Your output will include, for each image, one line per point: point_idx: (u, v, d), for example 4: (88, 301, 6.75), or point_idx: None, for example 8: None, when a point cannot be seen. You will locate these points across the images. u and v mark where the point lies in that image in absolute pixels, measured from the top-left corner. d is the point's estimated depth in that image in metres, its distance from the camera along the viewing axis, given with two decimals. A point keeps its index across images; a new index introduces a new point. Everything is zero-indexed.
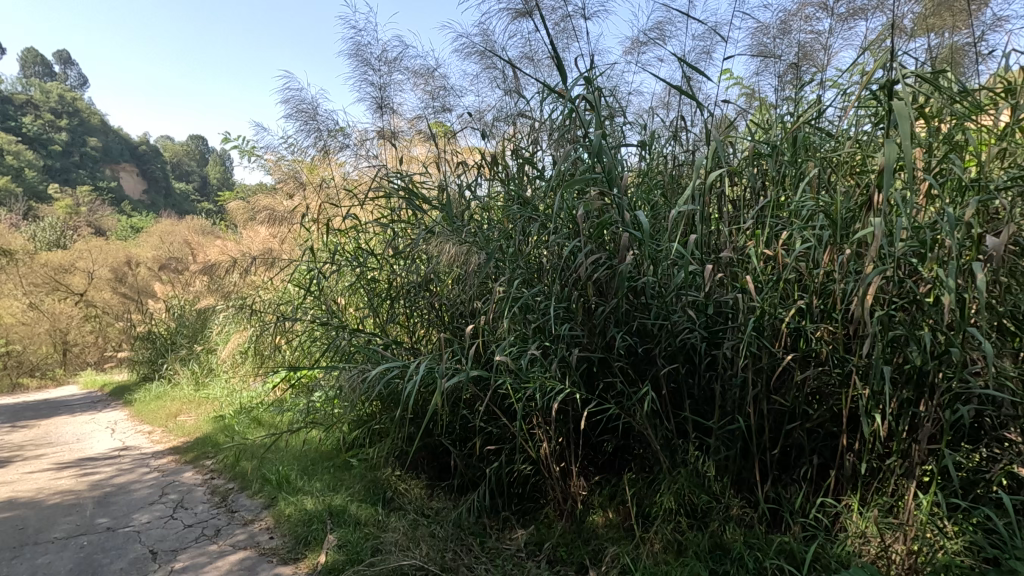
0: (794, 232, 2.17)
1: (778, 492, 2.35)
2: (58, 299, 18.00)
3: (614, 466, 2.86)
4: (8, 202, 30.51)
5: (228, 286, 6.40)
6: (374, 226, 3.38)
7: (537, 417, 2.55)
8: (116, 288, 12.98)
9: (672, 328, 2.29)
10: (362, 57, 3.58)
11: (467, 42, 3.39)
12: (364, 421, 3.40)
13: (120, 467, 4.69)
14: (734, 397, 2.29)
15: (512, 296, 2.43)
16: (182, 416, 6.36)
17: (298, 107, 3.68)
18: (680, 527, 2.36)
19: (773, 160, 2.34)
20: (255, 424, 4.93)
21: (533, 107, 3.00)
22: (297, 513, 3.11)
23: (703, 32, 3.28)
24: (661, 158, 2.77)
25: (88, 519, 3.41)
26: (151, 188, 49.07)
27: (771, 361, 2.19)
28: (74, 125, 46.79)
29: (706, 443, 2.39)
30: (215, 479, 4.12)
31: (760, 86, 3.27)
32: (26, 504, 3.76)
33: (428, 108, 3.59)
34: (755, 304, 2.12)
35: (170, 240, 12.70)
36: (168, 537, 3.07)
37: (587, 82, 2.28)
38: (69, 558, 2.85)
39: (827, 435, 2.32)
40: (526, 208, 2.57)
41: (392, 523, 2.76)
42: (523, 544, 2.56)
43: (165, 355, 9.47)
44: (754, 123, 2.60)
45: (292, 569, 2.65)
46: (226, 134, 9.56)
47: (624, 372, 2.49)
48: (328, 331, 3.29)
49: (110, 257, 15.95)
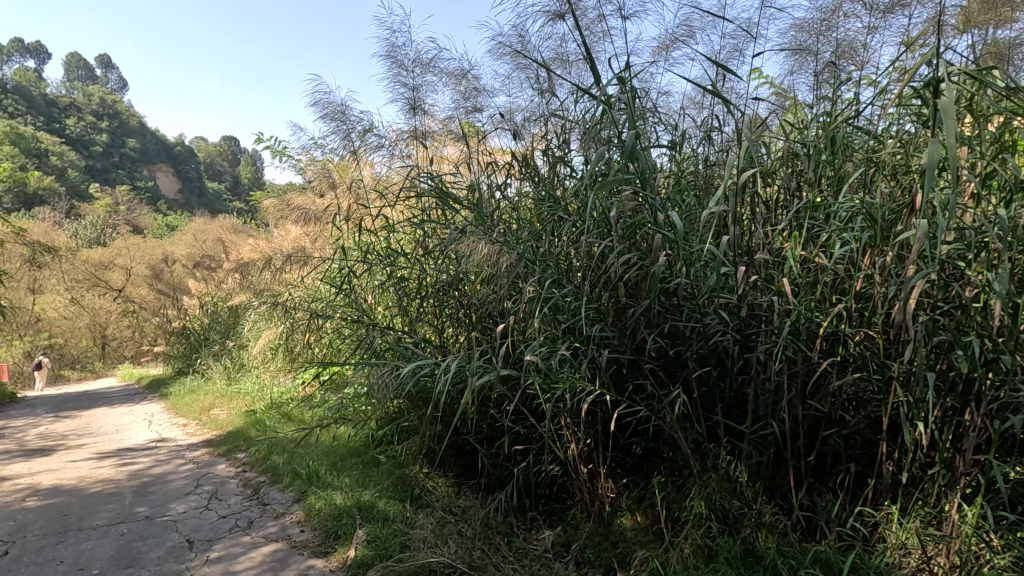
0: (833, 234, 2.12)
1: (814, 499, 2.29)
2: (98, 295, 18.71)
3: (643, 468, 2.84)
4: (53, 202, 31.87)
5: (261, 283, 6.56)
6: (405, 226, 3.42)
7: (566, 418, 2.54)
8: (153, 284, 13.39)
9: (705, 331, 2.26)
10: (397, 58, 3.61)
11: (500, 42, 3.39)
12: (393, 418, 3.45)
13: (157, 458, 4.85)
14: (767, 401, 2.24)
15: (543, 296, 2.44)
16: (215, 410, 6.54)
17: (332, 108, 3.75)
18: (711, 533, 2.33)
19: (811, 160, 2.29)
20: (285, 419, 5.03)
21: (565, 108, 3.00)
22: (327, 507, 3.17)
23: (736, 30, 3.23)
24: (693, 158, 2.74)
25: (128, 507, 3.53)
26: (186, 187, 50.50)
27: (808, 366, 2.14)
28: (113, 126, 48.52)
29: (739, 448, 2.36)
30: (247, 472, 4.21)
31: (795, 85, 3.21)
32: (69, 491, 3.91)
33: (459, 110, 3.61)
34: (792, 307, 2.08)
35: (204, 238, 13.05)
36: (203, 528, 3.16)
37: (622, 82, 2.26)
38: (110, 544, 2.95)
39: (865, 443, 2.26)
40: (557, 208, 2.58)
41: (420, 520, 2.80)
42: (550, 545, 2.56)
43: (198, 350, 9.76)
44: (790, 122, 2.55)
45: (323, 563, 2.70)
46: (260, 135, 9.80)
47: (655, 374, 2.47)
48: (359, 329, 3.35)
49: (147, 255, 16.50)
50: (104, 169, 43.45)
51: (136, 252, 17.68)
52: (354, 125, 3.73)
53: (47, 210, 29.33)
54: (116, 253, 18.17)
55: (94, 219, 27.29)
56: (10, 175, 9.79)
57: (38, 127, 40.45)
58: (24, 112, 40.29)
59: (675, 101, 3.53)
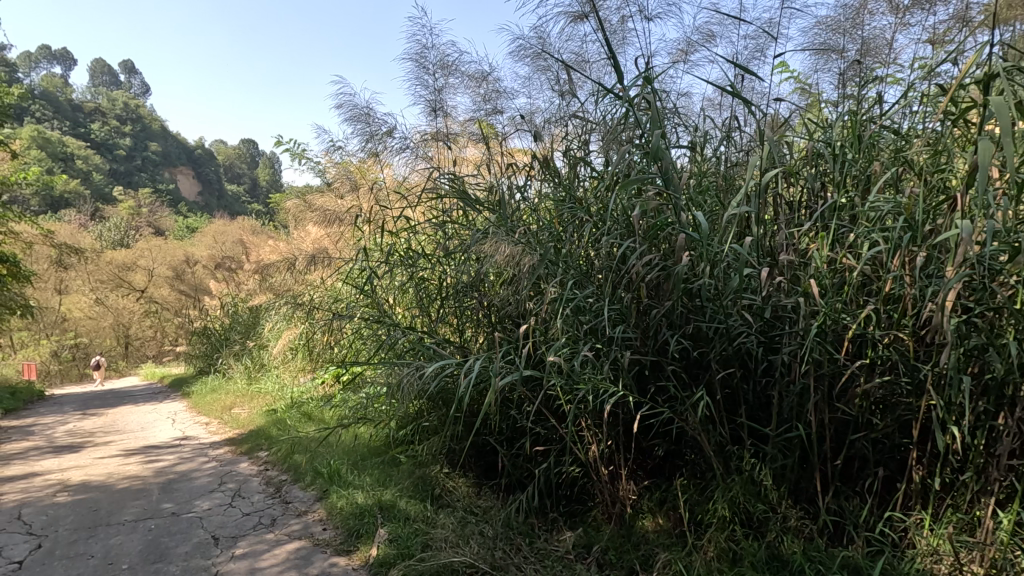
0: (861, 235, 2.09)
1: (841, 504, 2.26)
2: (122, 296, 19.09)
3: (664, 471, 2.82)
4: (78, 204, 32.62)
5: (281, 284, 6.65)
6: (425, 227, 3.44)
7: (587, 419, 2.53)
8: (175, 285, 13.63)
9: (728, 332, 2.24)
10: (419, 61, 3.64)
11: (521, 44, 3.40)
12: (413, 419, 3.47)
13: (181, 455, 4.94)
14: (792, 403, 2.22)
15: (565, 297, 2.43)
16: (237, 409, 6.64)
17: (354, 110, 3.79)
18: (735, 536, 2.31)
19: (837, 159, 2.26)
20: (305, 418, 5.09)
21: (586, 109, 3.00)
22: (348, 506, 3.19)
23: (758, 29, 3.21)
24: (715, 159, 2.72)
25: (155, 503, 3.60)
26: (207, 190, 51.36)
27: (834, 368, 2.11)
28: (136, 130, 49.55)
29: (763, 451, 2.33)
30: (269, 470, 4.27)
31: (818, 83, 3.17)
32: (98, 488, 4.00)
33: (480, 112, 3.63)
34: (819, 308, 2.05)
35: (224, 240, 13.23)
36: (228, 525, 3.21)
37: (646, 82, 2.25)
38: (138, 540, 3.01)
39: (893, 447, 2.23)
40: (579, 208, 2.58)
41: (441, 520, 2.81)
42: (572, 546, 2.55)
43: (219, 350, 9.92)
44: (815, 122, 2.52)
45: (346, 561, 2.73)
46: (279, 138, 9.91)
47: (677, 376, 2.45)
48: (381, 329, 3.38)
49: (168, 256, 16.79)
50: (127, 172, 44.34)
51: (157, 253, 17.95)
52: (375, 127, 3.77)
53: (72, 212, 30.06)
54: (138, 253, 18.44)
55: (118, 221, 27.91)
56: (38, 179, 10.01)
57: (65, 131, 41.48)
58: (52, 117, 41.37)
59: (694, 102, 3.51)
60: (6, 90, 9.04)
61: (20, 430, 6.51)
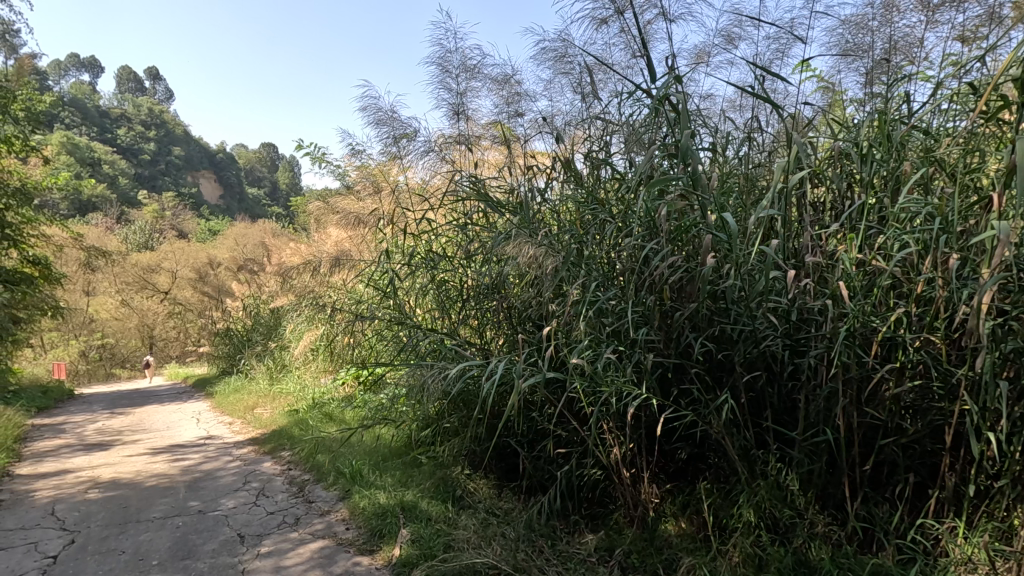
0: (892, 236, 2.05)
1: (870, 510, 2.23)
2: (146, 298, 19.53)
3: (687, 474, 2.81)
4: (104, 208, 33.47)
5: (303, 286, 6.75)
6: (447, 229, 3.47)
7: (611, 422, 2.52)
8: (199, 287, 13.88)
9: (754, 335, 2.21)
10: (442, 65, 3.67)
11: (543, 47, 3.41)
12: (434, 420, 3.50)
13: (207, 454, 5.03)
14: (819, 407, 2.18)
15: (588, 299, 2.43)
16: (260, 409, 6.74)
17: (378, 114, 3.83)
18: (761, 542, 2.28)
19: (865, 159, 2.22)
20: (326, 418, 5.15)
21: (609, 111, 3.00)
22: (371, 506, 3.22)
23: (781, 30, 3.18)
24: (737, 160, 2.71)
25: (182, 501, 3.67)
26: (228, 193, 52.27)
27: (864, 372, 2.07)
28: (160, 136, 50.72)
29: (789, 455, 2.30)
30: (292, 470, 4.33)
31: (842, 83, 3.12)
32: (127, 485, 4.10)
33: (501, 115, 3.64)
34: (848, 311, 2.01)
35: (246, 242, 13.45)
36: (253, 523, 3.26)
37: (671, 82, 2.24)
38: (167, 537, 3.07)
39: (924, 453, 2.19)
40: (602, 211, 2.58)
41: (463, 521, 2.83)
42: (594, 549, 2.54)
43: (241, 351, 10.09)
44: (842, 122, 2.49)
45: (369, 560, 2.75)
46: (300, 142, 10.05)
47: (701, 379, 2.43)
48: (403, 330, 3.41)
49: (191, 258, 17.12)
50: (152, 177, 45.33)
51: (180, 255, 18.29)
52: (399, 130, 3.82)
53: (100, 216, 30.88)
54: (162, 256, 18.79)
55: (143, 224, 28.60)
56: (68, 183, 10.33)
57: (92, 137, 42.60)
58: (80, 123, 42.53)
59: (716, 104, 3.49)
60: (40, 97, 9.38)
61: (53, 427, 6.71)
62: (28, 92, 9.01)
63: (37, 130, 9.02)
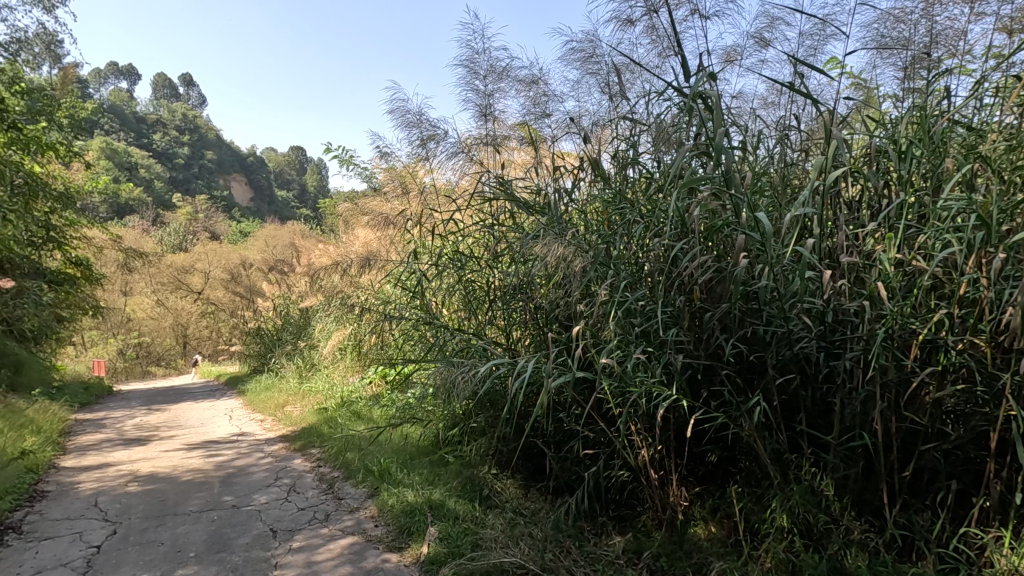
0: (933, 236, 1.99)
1: (910, 517, 2.16)
2: (181, 298, 20.10)
3: (717, 478, 2.77)
4: (141, 210, 34.59)
5: (332, 286, 6.88)
6: (474, 230, 3.49)
7: (639, 423, 2.50)
8: (231, 287, 14.22)
9: (787, 336, 2.17)
10: (470, 67, 3.70)
11: (571, 48, 3.41)
12: (462, 420, 3.53)
13: (239, 450, 5.16)
14: (855, 411, 2.13)
15: (617, 300, 2.41)
16: (290, 407, 6.87)
17: (406, 115, 3.88)
18: (794, 548, 2.24)
19: (904, 157, 2.16)
20: (355, 417, 5.23)
21: (637, 110, 2.98)
22: (399, 503, 3.26)
23: (815, 25, 3.12)
24: (770, 158, 2.66)
25: (217, 496, 3.77)
26: (259, 196, 53.47)
27: (902, 375, 2.02)
28: (194, 140, 52.24)
29: (824, 460, 2.26)
30: (321, 467, 4.41)
31: (877, 79, 3.05)
32: (165, 479, 4.23)
33: (528, 116, 3.65)
34: (886, 312, 1.96)
35: (276, 243, 13.74)
36: (285, 518, 3.33)
37: (703, 79, 2.21)
38: (202, 530, 3.16)
39: (967, 459, 2.12)
40: (631, 210, 2.55)
41: (490, 521, 2.85)
42: (622, 551, 2.53)
43: (272, 350, 10.32)
44: (880, 118, 2.43)
45: (398, 558, 2.78)
46: (328, 145, 10.20)
47: (732, 380, 2.40)
48: (430, 330, 3.45)
49: (223, 259, 17.57)
50: (186, 180, 46.74)
51: (213, 255, 18.78)
52: (427, 132, 3.85)
53: (137, 218, 31.96)
54: (196, 257, 19.37)
55: (179, 227, 29.54)
56: (108, 187, 10.73)
57: (130, 142, 44.10)
58: (119, 129, 44.08)
59: (747, 102, 3.44)
60: (82, 105, 9.80)
61: (94, 422, 6.97)
62: (72, 100, 9.42)
63: (80, 136, 9.41)
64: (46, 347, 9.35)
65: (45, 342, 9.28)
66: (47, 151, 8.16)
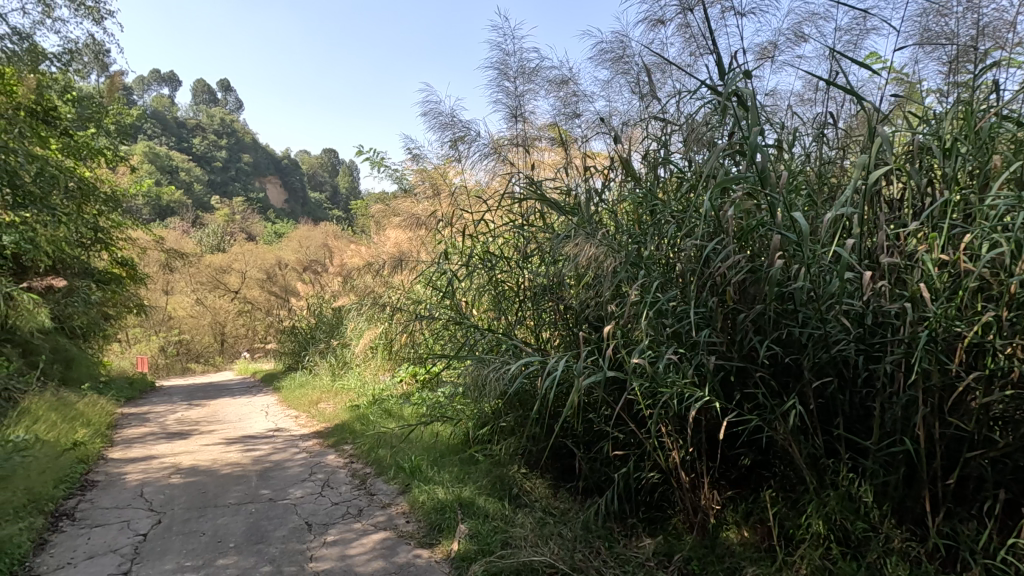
0: (980, 235, 1.92)
1: (954, 527, 2.09)
2: (219, 297, 20.73)
3: (750, 482, 2.73)
4: (181, 212, 35.80)
5: (364, 286, 7.00)
6: (504, 231, 3.52)
7: (670, 425, 2.49)
8: (267, 287, 14.60)
9: (825, 339, 2.12)
10: (501, 69, 3.72)
11: (601, 48, 3.40)
12: (491, 419, 3.56)
13: (276, 445, 5.31)
14: (895, 416, 2.07)
15: (648, 300, 2.39)
16: (323, 404, 7.02)
17: (438, 117, 3.94)
18: (830, 555, 2.20)
19: (949, 153, 2.09)
20: (386, 414, 5.32)
21: (669, 110, 2.96)
22: (430, 500, 3.31)
23: (853, 19, 3.04)
24: (806, 157, 2.61)
25: (254, 489, 3.90)
26: (293, 198, 54.75)
27: (947, 380, 1.95)
28: (232, 144, 53.83)
29: (862, 465, 2.20)
30: (354, 463, 4.50)
31: (919, 73, 2.95)
32: (206, 471, 4.38)
33: (559, 117, 3.65)
34: (929, 315, 1.90)
35: (310, 243, 14.05)
36: (319, 512, 3.42)
37: (738, 76, 2.18)
38: (242, 522, 3.27)
39: (1017, 467, 2.03)
40: (663, 210, 2.54)
41: (520, 519, 2.87)
42: (652, 553, 2.52)
43: (305, 348, 10.56)
44: (923, 113, 2.35)
45: (429, 553, 2.82)
46: (360, 147, 10.39)
47: (767, 383, 2.36)
48: (460, 330, 3.49)
49: (259, 259, 18.05)
50: (223, 182, 48.21)
51: (250, 256, 19.32)
52: (458, 133, 3.90)
53: (177, 220, 33.13)
54: (233, 257, 19.96)
55: (217, 228, 30.51)
56: (151, 190, 11.16)
57: (170, 146, 45.76)
58: (161, 134, 45.78)
59: (781, 100, 3.37)
60: (127, 111, 10.22)
61: (139, 416, 7.26)
62: (118, 107, 9.83)
63: (127, 142, 9.81)
64: (95, 343, 9.77)
65: (94, 339, 9.71)
66: (96, 156, 8.55)
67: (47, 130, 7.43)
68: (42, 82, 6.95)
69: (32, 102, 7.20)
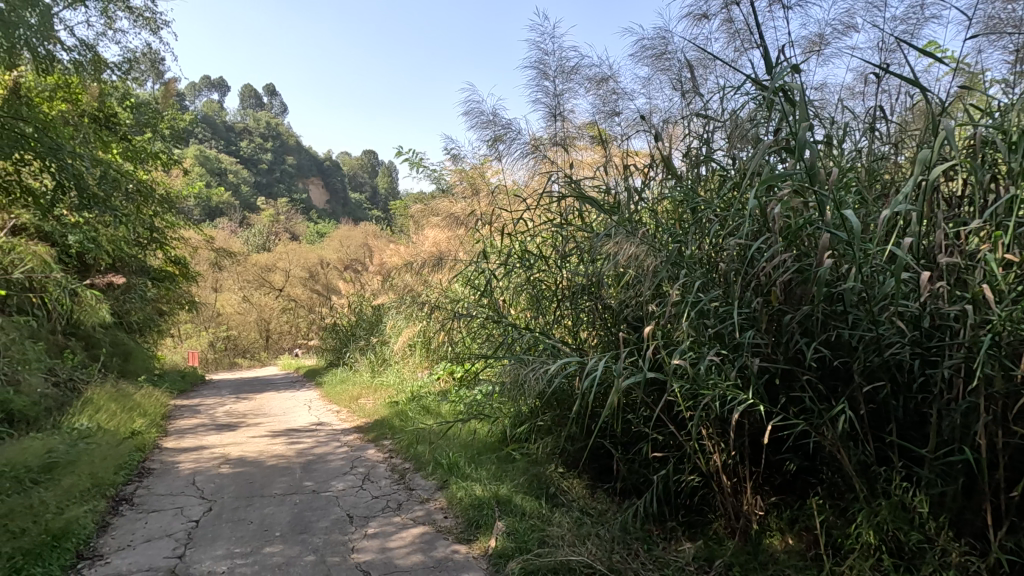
0: None
1: (1018, 541, 1.98)
2: (264, 294, 21.45)
3: (795, 488, 2.66)
4: (230, 212, 37.21)
5: (403, 284, 7.12)
6: (542, 230, 3.52)
7: (711, 428, 2.44)
8: (310, 285, 15.03)
9: (877, 342, 2.04)
10: (540, 68, 3.72)
11: (642, 45, 3.36)
12: (528, 417, 3.57)
13: (318, 439, 5.46)
14: (954, 423, 1.98)
15: (691, 300, 2.35)
16: (363, 399, 7.18)
17: (477, 117, 3.97)
18: (882, 566, 2.11)
19: (1015, 148, 1.98)
20: (424, 411, 5.40)
21: (712, 107, 2.90)
22: (467, 497, 3.34)
23: (909, 9, 2.91)
24: (857, 153, 2.51)
25: (298, 481, 4.02)
26: (335, 199, 56.13)
27: (1012, 386, 1.85)
28: (277, 147, 55.59)
29: (916, 474, 2.11)
30: (393, 458, 4.59)
31: (982, 63, 2.80)
32: (253, 462, 4.55)
33: (598, 115, 3.63)
34: (992, 318, 1.80)
35: (351, 243, 14.38)
36: (360, 505, 3.50)
37: (785, 70, 2.11)
38: (287, 512, 3.38)
39: None
40: (706, 209, 2.49)
41: (557, 518, 2.87)
42: (692, 558, 2.47)
43: (346, 345, 10.83)
44: (986, 106, 2.23)
45: (466, 549, 2.86)
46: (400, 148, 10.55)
47: (814, 387, 2.29)
48: (498, 329, 3.51)
49: (302, 258, 18.57)
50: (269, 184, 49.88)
51: (293, 255, 19.90)
52: (497, 132, 3.92)
53: (226, 220, 34.46)
54: (278, 256, 20.61)
55: (263, 228, 31.57)
56: (203, 192, 11.64)
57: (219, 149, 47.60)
58: (211, 138, 47.70)
59: (831, 94, 3.26)
60: (181, 115, 10.69)
61: (190, 408, 7.60)
62: (173, 112, 10.30)
63: (180, 146, 10.27)
64: (150, 338, 10.26)
65: (149, 334, 10.20)
66: (153, 160, 8.98)
67: (109, 136, 7.86)
68: (105, 90, 7.35)
69: (96, 110, 7.62)
